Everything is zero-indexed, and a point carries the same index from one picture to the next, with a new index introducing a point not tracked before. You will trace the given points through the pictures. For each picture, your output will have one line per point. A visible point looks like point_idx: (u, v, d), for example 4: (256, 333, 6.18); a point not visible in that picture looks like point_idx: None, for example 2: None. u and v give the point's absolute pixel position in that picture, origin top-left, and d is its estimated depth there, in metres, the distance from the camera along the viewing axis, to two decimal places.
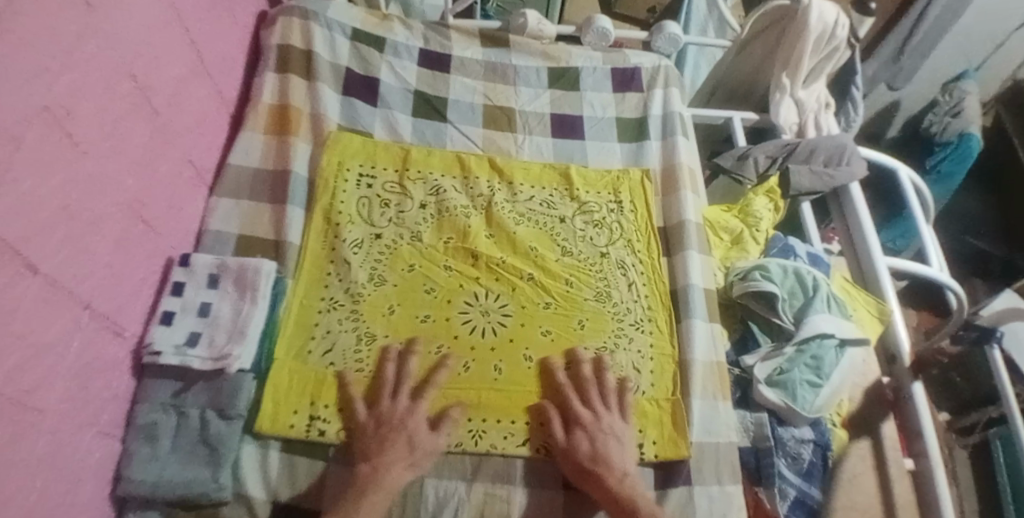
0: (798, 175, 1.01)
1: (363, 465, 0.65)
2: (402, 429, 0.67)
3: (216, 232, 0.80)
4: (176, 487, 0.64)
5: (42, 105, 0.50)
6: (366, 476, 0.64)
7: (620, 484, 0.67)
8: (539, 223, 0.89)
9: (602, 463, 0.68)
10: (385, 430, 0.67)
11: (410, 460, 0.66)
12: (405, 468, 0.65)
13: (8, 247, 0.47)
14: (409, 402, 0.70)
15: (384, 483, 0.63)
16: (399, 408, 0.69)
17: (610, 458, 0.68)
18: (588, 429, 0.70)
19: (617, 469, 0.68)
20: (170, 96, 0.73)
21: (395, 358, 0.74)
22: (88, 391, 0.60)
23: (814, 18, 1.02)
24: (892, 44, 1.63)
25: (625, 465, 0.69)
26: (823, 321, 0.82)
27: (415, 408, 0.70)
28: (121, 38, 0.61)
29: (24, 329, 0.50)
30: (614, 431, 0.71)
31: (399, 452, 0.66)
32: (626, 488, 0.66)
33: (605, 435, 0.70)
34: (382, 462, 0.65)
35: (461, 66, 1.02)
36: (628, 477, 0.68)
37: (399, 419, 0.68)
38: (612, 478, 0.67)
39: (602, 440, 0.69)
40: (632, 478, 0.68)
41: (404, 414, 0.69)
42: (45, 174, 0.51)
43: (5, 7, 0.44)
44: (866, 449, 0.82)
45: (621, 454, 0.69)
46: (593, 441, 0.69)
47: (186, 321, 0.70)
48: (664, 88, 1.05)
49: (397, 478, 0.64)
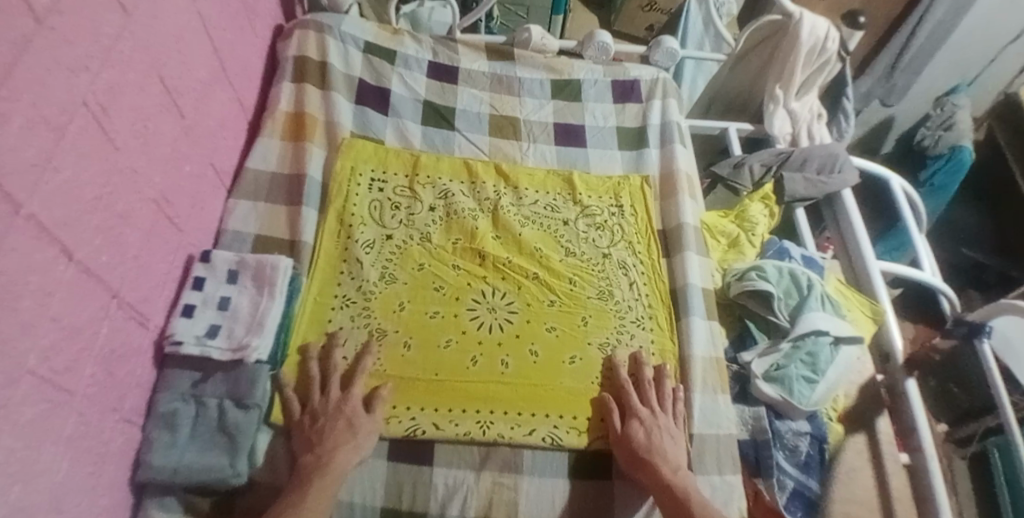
0: (792, 182, 1.06)
1: (308, 455, 0.67)
2: (341, 419, 0.70)
3: (234, 231, 0.84)
4: (195, 473, 0.66)
5: (82, 101, 0.54)
6: (312, 464, 0.66)
7: (674, 475, 0.70)
8: (543, 225, 0.92)
9: (658, 456, 0.71)
10: (322, 421, 0.70)
11: (353, 445, 0.68)
12: (347, 451, 0.67)
13: (46, 230, 0.50)
14: (340, 393, 0.73)
15: (329, 470, 0.66)
16: (332, 397, 0.72)
17: (665, 451, 0.72)
18: (646, 423, 0.74)
19: (671, 462, 0.71)
20: (194, 100, 0.77)
21: (316, 357, 0.76)
22: (114, 377, 0.62)
23: (806, 33, 1.07)
24: (884, 62, 1.68)
25: (678, 459, 0.72)
26: (818, 318, 0.85)
27: (349, 395, 0.72)
28: (151, 44, 0.65)
29: (58, 310, 0.53)
30: (670, 429, 0.75)
31: (341, 436, 0.68)
32: (681, 479, 0.70)
33: (660, 430, 0.74)
34: (325, 450, 0.67)
35: (469, 78, 1.06)
36: (681, 470, 0.71)
37: (334, 407, 0.71)
38: (666, 469, 0.70)
39: (657, 436, 0.73)
40: (685, 472, 0.71)
41: (338, 401, 0.72)
42: (83, 167, 0.55)
43: (49, 6, 0.48)
44: (863, 443, 0.85)
45: (676, 452, 0.73)
46: (649, 437, 0.72)
47: (206, 314, 0.72)
48: (662, 99, 1.09)
49: (339, 463, 0.66)
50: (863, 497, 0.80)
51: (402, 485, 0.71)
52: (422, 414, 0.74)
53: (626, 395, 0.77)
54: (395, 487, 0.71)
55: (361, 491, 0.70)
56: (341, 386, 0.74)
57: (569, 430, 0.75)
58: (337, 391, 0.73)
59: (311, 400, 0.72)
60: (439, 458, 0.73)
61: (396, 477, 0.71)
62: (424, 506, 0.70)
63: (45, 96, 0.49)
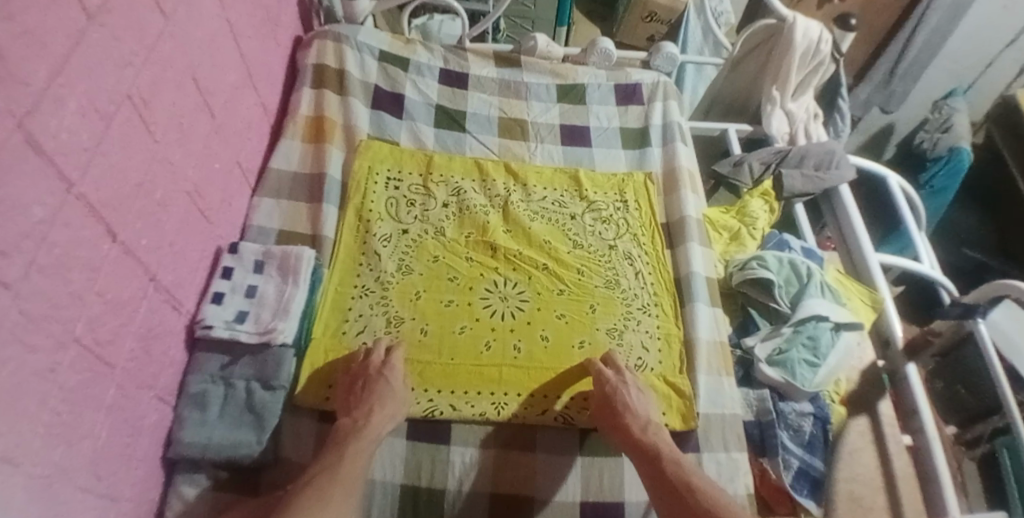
0: (790, 178, 1.10)
1: (345, 419, 0.71)
2: (381, 382, 0.73)
3: (259, 227, 0.89)
4: (224, 449, 0.69)
5: (126, 93, 0.58)
6: (348, 428, 0.70)
7: (642, 433, 0.73)
8: (552, 220, 0.96)
9: (627, 413, 0.74)
10: (361, 383, 0.73)
11: (388, 411, 0.72)
12: (381, 415, 0.71)
13: (94, 209, 0.54)
14: (382, 358, 0.76)
15: (364, 434, 0.69)
16: (374, 360, 0.75)
17: (635, 409, 0.75)
18: (613, 382, 0.76)
19: (640, 419, 0.74)
20: (223, 101, 0.82)
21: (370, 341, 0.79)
22: (151, 354, 0.66)
23: (799, 35, 1.12)
24: (882, 70, 1.74)
25: (647, 416, 0.75)
26: (818, 304, 0.89)
27: (390, 361, 0.76)
28: (188, 47, 0.71)
29: (103, 287, 0.57)
30: (636, 384, 0.78)
31: (378, 397, 0.72)
32: (649, 436, 0.73)
33: (625, 387, 0.76)
34: (361, 414, 0.71)
35: (478, 84, 1.11)
36: (650, 426, 0.74)
37: (375, 371, 0.74)
38: (635, 425, 0.73)
39: (621, 390, 0.75)
40: (654, 427, 0.74)
41: (380, 365, 0.75)
42: (127, 156, 0.59)
43: (100, 3, 0.53)
44: (864, 425, 0.88)
45: (644, 408, 0.76)
46: (612, 392, 0.75)
47: (235, 301, 0.77)
48: (663, 101, 1.14)
49: (373, 427, 0.70)
50: (866, 476, 0.83)
51: (421, 463, 0.74)
52: (439, 395, 0.78)
53: (594, 366, 0.79)
54: (413, 466, 0.74)
55: (382, 468, 0.73)
56: (386, 353, 0.77)
57: (580, 410, 0.79)
58: (380, 355, 0.76)
59: (355, 363, 0.76)
60: (456, 437, 0.76)
61: (416, 456, 0.75)
62: (443, 482, 0.73)
63: (96, 86, 0.53)
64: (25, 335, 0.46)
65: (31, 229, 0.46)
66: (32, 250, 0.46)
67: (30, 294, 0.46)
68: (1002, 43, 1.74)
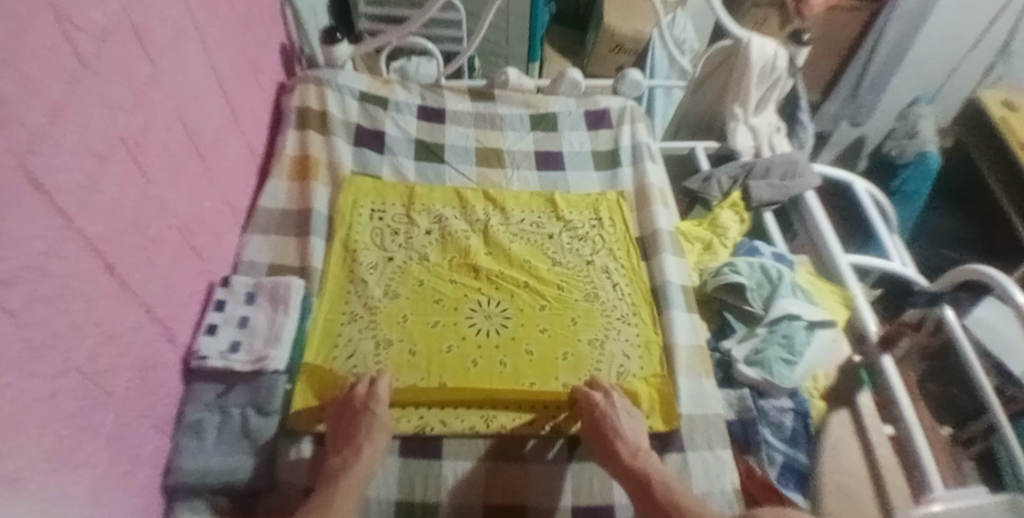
0: (757, 189, 1.16)
1: (335, 457, 0.72)
2: (366, 416, 0.74)
3: (250, 261, 0.93)
4: (220, 475, 0.71)
5: (119, 136, 0.63)
6: (338, 467, 0.71)
7: (632, 459, 0.74)
8: (530, 240, 1.01)
9: (617, 438, 0.76)
10: (349, 416, 0.75)
11: (376, 446, 0.73)
12: (370, 452, 0.72)
13: (91, 244, 0.58)
14: (366, 390, 0.77)
15: (353, 471, 0.70)
16: (359, 393, 0.77)
17: (625, 435, 0.76)
18: (602, 407, 0.78)
19: (631, 445, 0.75)
20: (211, 143, 0.87)
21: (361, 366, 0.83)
22: (148, 383, 0.69)
23: (756, 53, 1.20)
24: (846, 86, 1.88)
25: (637, 441, 0.77)
26: (789, 303, 0.94)
27: (375, 392, 0.77)
28: (176, 94, 0.76)
29: (101, 318, 0.60)
30: (625, 407, 0.79)
31: (365, 433, 0.73)
32: (640, 461, 0.74)
33: (615, 410, 0.78)
34: (351, 452, 0.72)
35: (455, 117, 1.18)
36: (641, 452, 0.75)
37: (361, 404, 0.75)
38: (625, 451, 0.75)
39: (610, 415, 0.77)
40: (644, 453, 0.75)
41: (365, 398, 0.76)
42: (122, 195, 0.64)
43: (92, 55, 0.58)
44: (846, 418, 0.90)
45: (633, 431, 0.77)
46: (601, 417, 0.77)
47: (229, 331, 0.81)
48: (631, 124, 1.21)
49: (364, 463, 0.71)
50: (852, 468, 0.84)
51: (414, 479, 0.76)
52: (430, 412, 0.80)
53: (580, 393, 0.81)
54: (407, 482, 0.76)
55: (376, 486, 0.75)
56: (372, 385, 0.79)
57: (566, 418, 0.82)
58: (365, 387, 0.78)
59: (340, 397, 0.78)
60: (448, 452, 0.78)
61: (408, 472, 0.77)
62: (436, 496, 0.75)
63: (91, 129, 0.58)
64: (28, 361, 0.49)
65: (32, 260, 0.50)
66: (33, 280, 0.50)
67: (32, 322, 0.50)
68: (963, 50, 1.84)
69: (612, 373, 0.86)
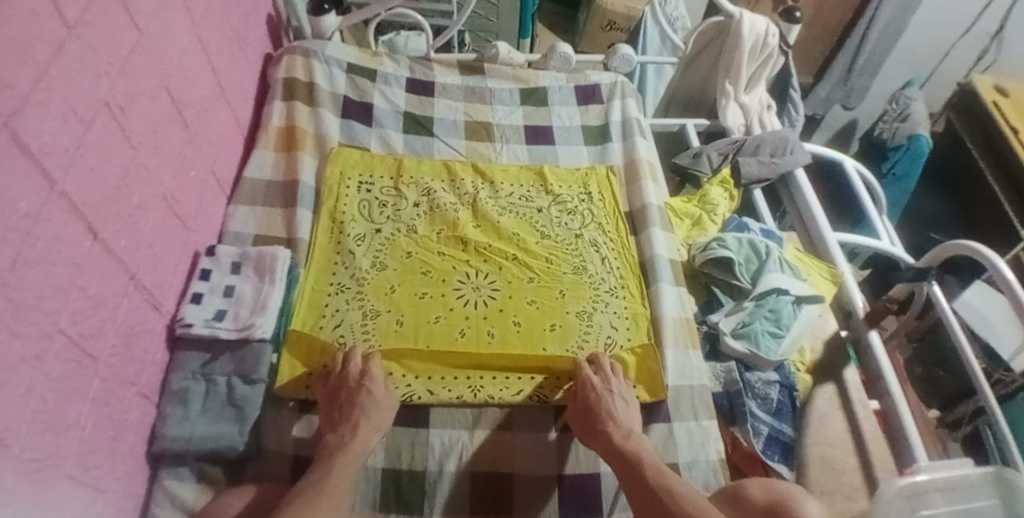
0: (747, 166, 1.15)
1: (331, 435, 0.71)
2: (362, 394, 0.74)
3: (236, 232, 0.92)
4: (205, 442, 0.71)
5: (103, 100, 0.62)
6: (334, 445, 0.70)
7: (625, 440, 0.73)
8: (519, 214, 1.00)
9: (609, 420, 0.75)
10: (343, 395, 0.74)
11: (374, 423, 0.72)
12: (367, 428, 0.71)
13: (76, 207, 0.57)
14: (360, 370, 0.76)
15: (348, 449, 0.69)
16: (352, 372, 0.76)
17: (618, 417, 0.75)
18: (598, 389, 0.78)
19: (622, 428, 0.75)
20: (196, 112, 0.85)
21: (348, 335, 0.83)
22: (133, 352, 0.68)
23: (747, 29, 1.18)
24: (841, 66, 1.85)
25: (630, 425, 0.76)
26: (777, 278, 0.94)
27: (369, 371, 0.76)
28: (161, 60, 0.74)
29: (85, 284, 0.59)
30: (621, 392, 0.79)
31: (362, 410, 0.72)
32: (632, 443, 0.73)
33: (611, 393, 0.78)
34: (347, 430, 0.71)
35: (445, 91, 1.16)
36: (633, 435, 0.75)
37: (355, 383, 0.75)
38: (617, 435, 0.74)
39: (604, 398, 0.77)
40: (637, 436, 0.75)
41: (359, 376, 0.75)
42: (106, 160, 0.63)
43: (76, 16, 0.57)
44: (831, 392, 0.92)
45: (627, 417, 0.77)
46: (595, 399, 0.77)
47: (214, 301, 0.80)
48: (622, 99, 1.20)
49: (361, 442, 0.70)
50: (835, 440, 0.87)
51: (402, 447, 0.76)
52: (417, 381, 0.80)
53: (579, 372, 0.81)
54: (394, 449, 0.76)
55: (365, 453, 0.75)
56: (363, 360, 0.78)
57: (553, 389, 0.82)
58: (359, 366, 0.77)
59: (332, 376, 0.77)
60: (434, 420, 0.79)
61: (396, 440, 0.77)
62: (424, 464, 0.75)
63: (75, 92, 0.56)
64: (14, 323, 0.48)
65: (17, 222, 0.49)
66: (19, 243, 0.49)
67: (17, 284, 0.49)
68: (957, 33, 1.85)
69: (599, 343, 0.86)
